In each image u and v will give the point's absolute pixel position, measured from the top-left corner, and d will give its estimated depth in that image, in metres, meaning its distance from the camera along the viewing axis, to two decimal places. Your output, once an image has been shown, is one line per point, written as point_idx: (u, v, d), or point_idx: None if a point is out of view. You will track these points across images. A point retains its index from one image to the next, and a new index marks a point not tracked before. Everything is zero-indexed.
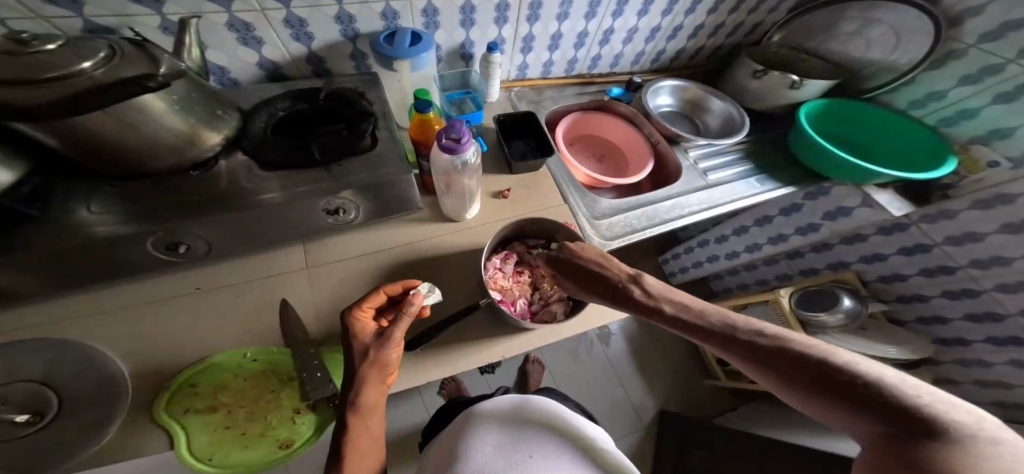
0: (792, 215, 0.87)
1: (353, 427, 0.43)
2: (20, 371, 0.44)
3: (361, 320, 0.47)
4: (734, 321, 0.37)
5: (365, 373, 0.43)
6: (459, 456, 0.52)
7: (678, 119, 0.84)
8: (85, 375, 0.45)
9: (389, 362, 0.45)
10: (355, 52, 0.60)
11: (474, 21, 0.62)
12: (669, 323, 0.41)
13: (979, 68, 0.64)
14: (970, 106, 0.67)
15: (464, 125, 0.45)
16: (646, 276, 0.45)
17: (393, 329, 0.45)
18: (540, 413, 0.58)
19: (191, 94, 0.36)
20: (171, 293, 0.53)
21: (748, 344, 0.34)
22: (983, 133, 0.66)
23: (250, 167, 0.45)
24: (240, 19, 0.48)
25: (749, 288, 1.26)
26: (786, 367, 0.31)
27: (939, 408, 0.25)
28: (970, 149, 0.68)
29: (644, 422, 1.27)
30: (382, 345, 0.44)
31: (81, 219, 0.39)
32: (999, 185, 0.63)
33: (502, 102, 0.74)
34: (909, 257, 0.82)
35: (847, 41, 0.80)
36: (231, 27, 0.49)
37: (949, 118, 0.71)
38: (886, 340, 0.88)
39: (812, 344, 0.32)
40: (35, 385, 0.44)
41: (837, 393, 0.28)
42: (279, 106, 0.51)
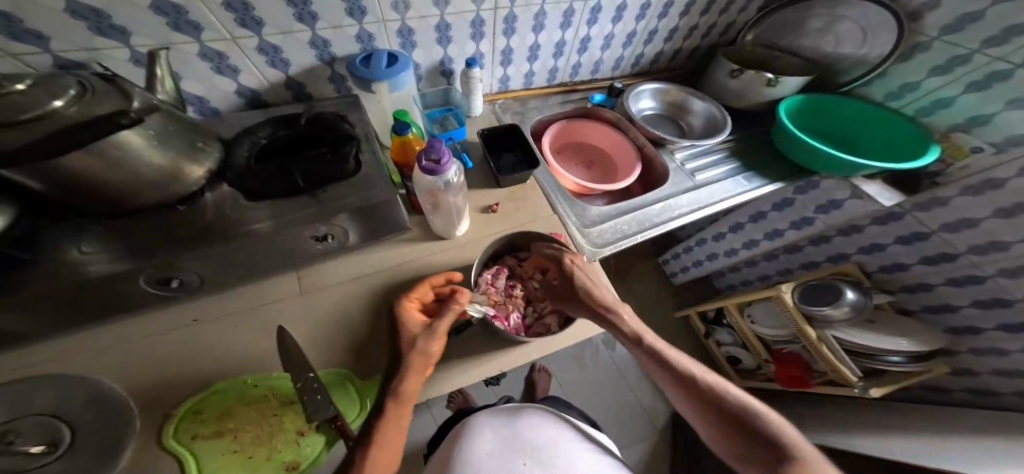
0: (785, 210, 0.89)
1: (392, 412, 0.46)
2: (32, 405, 0.45)
3: (409, 309, 0.52)
4: (677, 356, 0.53)
5: (411, 362, 0.47)
6: (460, 448, 0.56)
7: (661, 121, 0.84)
8: (95, 407, 0.47)
9: (432, 353, 0.49)
10: (334, 75, 0.61)
11: (450, 39, 0.63)
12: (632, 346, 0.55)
13: (946, 59, 0.66)
14: (944, 96, 0.69)
15: (444, 145, 0.45)
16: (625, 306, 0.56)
17: (440, 323, 0.50)
18: (533, 422, 0.59)
19: (169, 127, 0.38)
20: (169, 324, 0.55)
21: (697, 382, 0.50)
22: (961, 121, 0.67)
23: (236, 199, 0.46)
24: (211, 49, 0.50)
25: (753, 285, 1.27)
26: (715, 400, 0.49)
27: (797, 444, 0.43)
28: (951, 137, 0.69)
29: (657, 427, 1.24)
30: (429, 335, 0.49)
31: (78, 258, 0.41)
32: (985, 171, 0.64)
33: (486, 116, 0.75)
34: (907, 246, 0.83)
35: (817, 37, 0.82)
36: (204, 57, 0.50)
37: (926, 108, 0.72)
38: (896, 333, 0.86)
39: (722, 385, 0.50)
40: (47, 418, 0.45)
41: (733, 419, 0.47)
42: (262, 133, 0.51)
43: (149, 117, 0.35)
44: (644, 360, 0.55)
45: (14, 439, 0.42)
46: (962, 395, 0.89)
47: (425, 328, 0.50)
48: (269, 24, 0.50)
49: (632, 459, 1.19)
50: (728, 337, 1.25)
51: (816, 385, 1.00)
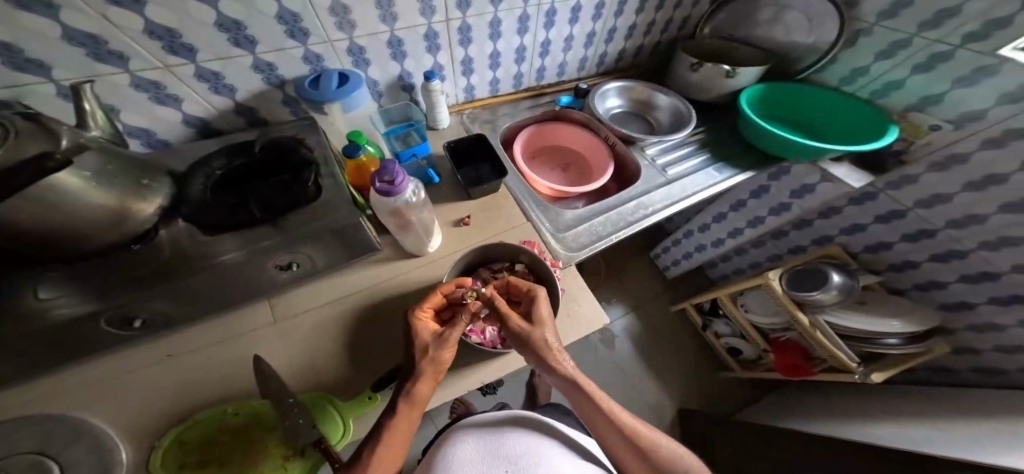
0: (762, 197, 0.91)
1: (401, 415, 0.45)
2: (15, 446, 0.45)
3: (422, 319, 0.50)
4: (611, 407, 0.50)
5: (422, 369, 0.47)
6: (447, 451, 0.57)
7: (630, 119, 0.84)
8: (80, 441, 0.47)
9: (444, 361, 0.48)
10: (287, 98, 0.61)
11: (405, 53, 0.63)
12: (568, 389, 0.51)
13: (889, 43, 0.72)
14: (894, 78, 0.73)
15: (396, 165, 0.45)
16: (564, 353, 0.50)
17: (451, 331, 0.49)
18: (516, 429, 0.58)
19: (107, 166, 0.37)
20: (143, 362, 0.54)
21: (643, 444, 0.48)
22: (915, 101, 0.71)
23: (192, 233, 0.45)
24: (145, 79, 0.48)
25: (743, 273, 1.28)
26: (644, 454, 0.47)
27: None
28: (908, 116, 0.73)
29: (666, 421, 1.24)
30: (441, 343, 0.48)
31: (36, 305, 0.40)
32: (948, 146, 0.68)
33: (454, 127, 0.75)
34: (886, 224, 0.84)
35: (768, 28, 0.85)
36: (139, 88, 0.49)
37: (880, 90, 0.76)
38: (888, 313, 0.84)
39: (654, 438, 0.49)
40: (34, 457, 0.44)
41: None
42: (216, 164, 0.50)
43: (80, 156, 0.34)
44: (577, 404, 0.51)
45: None
46: (969, 375, 0.87)
47: (437, 336, 0.49)
48: (203, 49, 0.49)
49: None
50: (725, 328, 1.23)
51: (818, 373, 0.98)
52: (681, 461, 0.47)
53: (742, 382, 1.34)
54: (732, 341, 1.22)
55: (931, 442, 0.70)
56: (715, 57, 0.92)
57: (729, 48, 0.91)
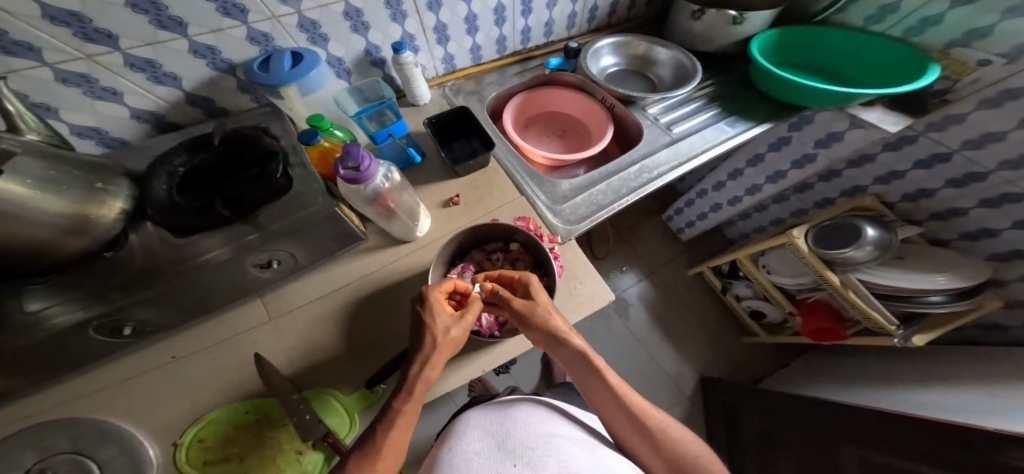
0: (783, 149, 0.83)
1: (414, 399, 0.42)
2: (53, 445, 0.47)
3: (441, 300, 0.44)
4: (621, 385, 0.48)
5: (439, 352, 0.43)
6: (455, 441, 0.52)
7: (628, 77, 0.76)
8: (106, 441, 0.49)
9: (457, 342, 0.44)
10: (241, 84, 0.58)
11: (367, 24, 0.58)
12: (576, 367, 0.49)
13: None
14: (930, 14, 0.64)
15: (360, 148, 0.41)
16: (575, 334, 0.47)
17: (472, 313, 0.45)
18: (524, 411, 0.54)
19: (50, 173, 0.34)
20: (150, 364, 0.55)
21: (647, 425, 0.45)
22: (960, 35, 0.61)
23: (161, 236, 0.44)
24: (72, 72, 0.45)
25: (764, 230, 1.20)
26: (655, 434, 0.44)
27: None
28: (950, 53, 0.63)
29: (687, 391, 1.23)
30: (461, 325, 0.44)
31: (29, 318, 0.40)
32: (1003, 81, 0.56)
33: (436, 101, 0.70)
34: (927, 170, 0.75)
35: None
36: (67, 82, 0.46)
37: (915, 27, 0.67)
38: (933, 269, 0.77)
39: (668, 425, 0.46)
40: (71, 455, 0.46)
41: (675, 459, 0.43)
42: (177, 161, 0.48)
43: (13, 163, 0.31)
44: (582, 381, 0.49)
45: None
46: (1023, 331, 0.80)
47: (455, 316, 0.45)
48: (125, 36, 0.45)
49: None
50: (746, 290, 1.18)
51: (850, 338, 0.92)
52: (691, 445, 0.44)
53: (767, 345, 1.30)
54: (753, 303, 1.17)
55: (968, 409, 0.67)
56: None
57: None
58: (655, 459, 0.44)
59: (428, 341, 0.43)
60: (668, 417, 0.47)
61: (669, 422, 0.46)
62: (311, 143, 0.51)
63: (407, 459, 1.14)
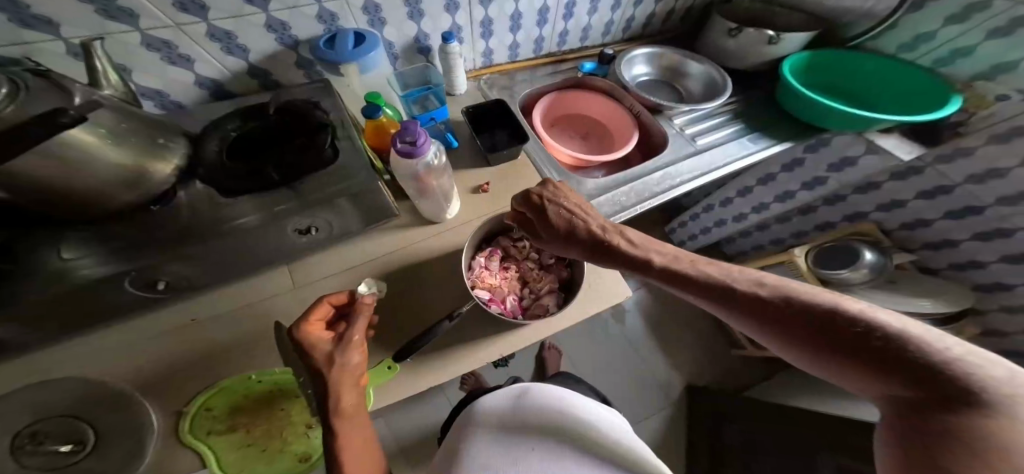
0: (796, 170, 0.87)
1: (342, 431, 0.40)
2: (50, 407, 0.46)
3: (313, 332, 0.43)
4: (721, 270, 0.40)
5: (338, 378, 0.41)
6: (473, 440, 0.52)
7: (658, 87, 0.80)
8: (113, 409, 0.47)
9: (355, 365, 0.44)
10: (301, 59, 0.59)
11: (423, 12, 0.60)
12: (652, 274, 0.42)
13: (962, 6, 0.64)
14: (963, 45, 0.66)
15: (418, 125, 0.43)
16: (630, 229, 0.47)
17: (351, 332, 0.44)
18: (538, 407, 0.54)
19: (122, 124, 0.36)
20: (164, 327, 0.54)
21: (775, 307, 0.34)
22: (985, 69, 0.65)
23: (211, 196, 0.45)
24: (156, 38, 0.48)
25: (762, 249, 1.26)
26: (799, 312, 0.33)
27: (977, 367, 0.24)
28: (973, 86, 0.67)
29: (673, 399, 1.25)
30: (346, 347, 0.43)
31: (61, 266, 0.40)
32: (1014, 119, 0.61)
33: (471, 93, 0.72)
34: (930, 200, 0.80)
35: None
36: (150, 47, 0.48)
37: (945, 58, 0.69)
38: (921, 293, 0.84)
39: (812, 294, 0.33)
40: (68, 419, 0.45)
41: (836, 342, 0.30)
42: (230, 125, 0.50)
43: (95, 113, 0.33)
44: (675, 287, 0.41)
45: (43, 439, 0.44)
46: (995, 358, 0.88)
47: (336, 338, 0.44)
48: (215, 8, 0.47)
49: (647, 430, 1.21)
50: None
51: None
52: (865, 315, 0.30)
53: (753, 358, 1.34)
54: None
55: None
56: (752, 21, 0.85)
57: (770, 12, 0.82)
58: (793, 352, 0.33)
59: (327, 372, 0.41)
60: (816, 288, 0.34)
61: (810, 289, 0.34)
62: (372, 117, 0.51)
63: (395, 447, 1.13)
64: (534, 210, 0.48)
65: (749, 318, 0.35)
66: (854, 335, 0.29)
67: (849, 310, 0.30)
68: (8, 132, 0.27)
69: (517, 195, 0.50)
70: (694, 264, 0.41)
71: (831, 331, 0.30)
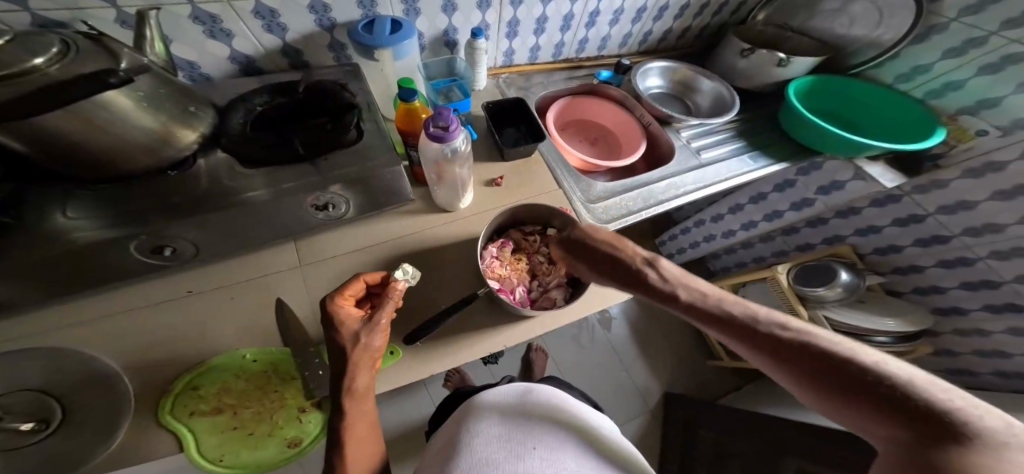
0: (787, 191, 0.93)
1: (350, 411, 0.41)
2: (17, 381, 0.43)
3: (342, 307, 0.44)
4: (749, 309, 0.39)
5: (357, 359, 0.41)
6: (474, 431, 0.51)
7: (668, 100, 0.85)
8: (85, 386, 0.44)
9: (377, 348, 0.43)
10: (334, 42, 0.60)
11: (456, 7, 0.62)
12: (678, 307, 0.42)
13: (963, 41, 0.70)
14: (954, 79, 0.73)
15: (451, 113, 0.45)
16: (663, 261, 0.46)
17: (379, 314, 0.43)
18: (542, 411, 0.54)
19: (160, 89, 0.36)
20: (161, 297, 0.52)
21: (795, 351, 0.35)
22: (970, 104, 0.71)
23: (231, 165, 0.44)
24: (205, 11, 0.48)
25: (745, 266, 1.32)
26: (818, 359, 0.33)
27: (977, 416, 0.26)
28: (958, 119, 0.73)
29: (650, 405, 1.29)
30: (372, 329, 0.42)
31: (63, 225, 0.38)
32: (989, 154, 0.68)
33: (490, 89, 0.74)
34: (903, 227, 0.86)
35: (829, 19, 0.85)
36: (197, 20, 0.49)
37: (936, 91, 0.76)
38: (884, 313, 0.91)
39: (832, 342, 0.34)
40: (35, 394, 0.42)
41: (859, 392, 0.30)
42: (258, 101, 0.51)
43: (137, 78, 0.33)
44: (701, 323, 0.41)
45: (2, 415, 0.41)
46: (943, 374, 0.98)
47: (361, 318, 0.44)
48: None
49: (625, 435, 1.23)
50: None
51: None
52: (877, 366, 0.31)
53: (727, 368, 1.40)
54: None
55: None
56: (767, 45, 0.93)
57: (782, 36, 0.90)
58: (809, 393, 0.34)
59: (350, 348, 0.41)
60: (837, 335, 0.35)
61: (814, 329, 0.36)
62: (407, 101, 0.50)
63: None
64: (569, 248, 0.53)
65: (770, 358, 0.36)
66: (863, 380, 0.30)
67: (840, 349, 0.33)
68: (49, 87, 0.26)
69: (558, 240, 0.54)
70: (719, 300, 0.41)
71: (826, 371, 0.32)
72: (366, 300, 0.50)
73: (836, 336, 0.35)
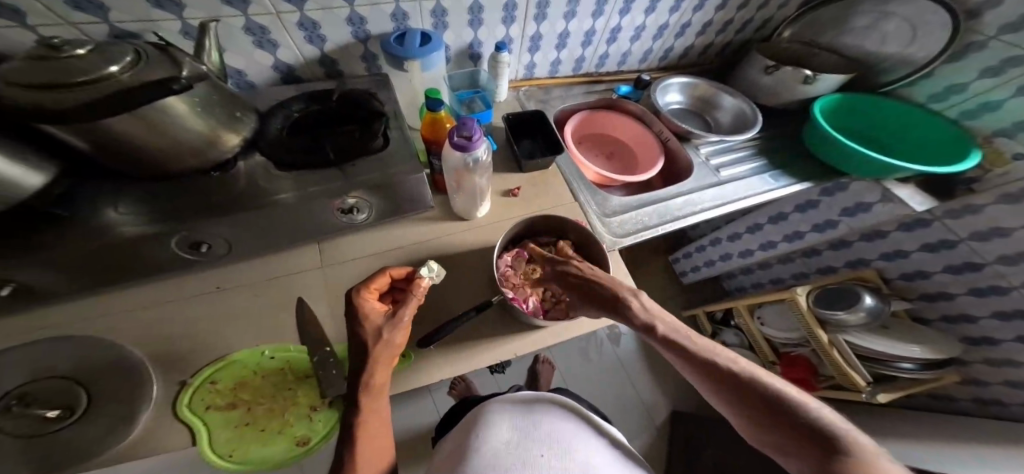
0: (809, 211, 0.90)
1: (365, 407, 0.42)
2: (51, 368, 0.45)
3: (367, 300, 0.45)
4: (708, 345, 0.45)
5: (376, 354, 0.42)
6: (481, 438, 0.51)
7: (687, 116, 0.85)
8: (112, 376, 0.46)
9: (396, 344, 0.44)
10: (366, 53, 0.63)
11: (482, 21, 0.64)
12: (653, 338, 0.46)
13: (1001, 60, 0.68)
14: (993, 99, 0.70)
15: (475, 123, 0.46)
16: (646, 294, 0.48)
17: (403, 310, 0.44)
18: (549, 422, 0.53)
19: (212, 95, 0.38)
20: (190, 292, 0.54)
21: (742, 386, 0.40)
22: (1007, 126, 0.69)
23: (267, 167, 0.47)
24: (256, 23, 0.51)
25: (762, 286, 1.29)
26: (757, 394, 0.39)
27: (855, 436, 0.34)
28: (995, 142, 0.72)
29: (657, 423, 1.25)
30: (394, 324, 0.43)
31: (109, 220, 0.41)
32: None
33: (510, 101, 0.76)
34: (933, 253, 0.83)
35: (863, 34, 0.85)
36: (248, 31, 0.52)
37: (973, 111, 0.74)
38: (910, 340, 0.87)
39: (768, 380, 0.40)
40: (66, 382, 0.44)
41: (787, 423, 0.37)
42: (294, 107, 0.53)
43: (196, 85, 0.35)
44: (668, 353, 0.46)
45: (32, 401, 0.42)
46: (969, 404, 0.91)
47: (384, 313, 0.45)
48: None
49: None
50: (734, 339, 1.26)
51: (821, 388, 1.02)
52: (800, 402, 0.38)
53: None
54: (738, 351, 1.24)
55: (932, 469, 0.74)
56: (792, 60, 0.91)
57: (810, 53, 0.90)
58: (744, 421, 0.40)
59: (372, 342, 0.42)
60: (771, 375, 0.42)
61: (740, 361, 0.43)
62: (433, 110, 0.53)
63: None
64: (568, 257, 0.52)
65: (719, 390, 0.42)
66: (791, 413, 0.37)
67: (777, 388, 0.39)
68: (119, 91, 0.28)
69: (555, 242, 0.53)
70: (686, 336, 0.46)
71: (764, 405, 0.39)
72: (389, 295, 0.51)
73: (770, 376, 0.42)
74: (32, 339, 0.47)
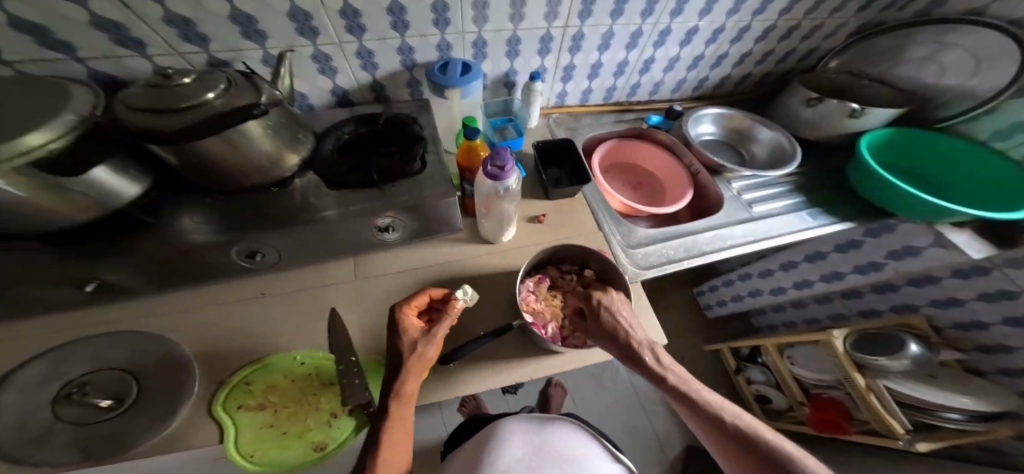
0: (850, 252, 0.87)
1: (393, 415, 0.43)
2: (109, 359, 0.49)
3: (407, 316, 0.47)
4: (722, 404, 0.42)
5: (411, 365, 0.44)
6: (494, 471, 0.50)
7: (720, 147, 0.84)
8: (161, 370, 0.49)
9: (429, 358, 0.45)
10: (412, 79, 0.67)
11: (519, 52, 0.67)
12: (664, 388, 0.45)
13: None
14: None
15: (507, 152, 0.48)
16: (660, 346, 0.47)
17: (439, 327, 0.46)
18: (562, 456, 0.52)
19: (281, 119, 0.42)
20: (237, 296, 0.58)
21: (754, 450, 0.38)
22: None
23: (318, 185, 0.51)
24: (322, 51, 0.57)
25: (794, 326, 1.22)
26: (769, 460, 0.37)
27: None
28: None
29: (671, 457, 1.19)
30: (429, 339, 0.45)
31: (188, 228, 0.46)
32: None
33: (540, 127, 0.79)
34: (991, 303, 0.75)
35: (920, 66, 0.82)
36: (315, 59, 0.58)
37: None
38: (962, 391, 0.80)
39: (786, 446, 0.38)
40: (121, 374, 0.48)
41: None
42: (346, 129, 0.57)
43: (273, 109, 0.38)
44: (680, 406, 0.44)
45: (88, 390, 0.46)
46: None
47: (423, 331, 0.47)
48: (370, 30, 0.56)
49: None
50: (760, 376, 1.19)
51: (852, 433, 0.95)
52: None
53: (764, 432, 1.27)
54: (764, 390, 1.18)
55: None
56: (839, 92, 0.90)
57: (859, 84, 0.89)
58: None
59: (408, 354, 0.44)
60: (791, 442, 0.38)
61: (758, 425, 0.41)
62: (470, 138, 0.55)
63: None
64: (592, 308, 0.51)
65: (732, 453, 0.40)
66: None
67: (792, 455, 0.36)
68: (210, 116, 0.32)
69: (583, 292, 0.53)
70: (699, 390, 0.44)
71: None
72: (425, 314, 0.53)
73: (791, 443, 0.38)
74: (102, 328, 0.52)
